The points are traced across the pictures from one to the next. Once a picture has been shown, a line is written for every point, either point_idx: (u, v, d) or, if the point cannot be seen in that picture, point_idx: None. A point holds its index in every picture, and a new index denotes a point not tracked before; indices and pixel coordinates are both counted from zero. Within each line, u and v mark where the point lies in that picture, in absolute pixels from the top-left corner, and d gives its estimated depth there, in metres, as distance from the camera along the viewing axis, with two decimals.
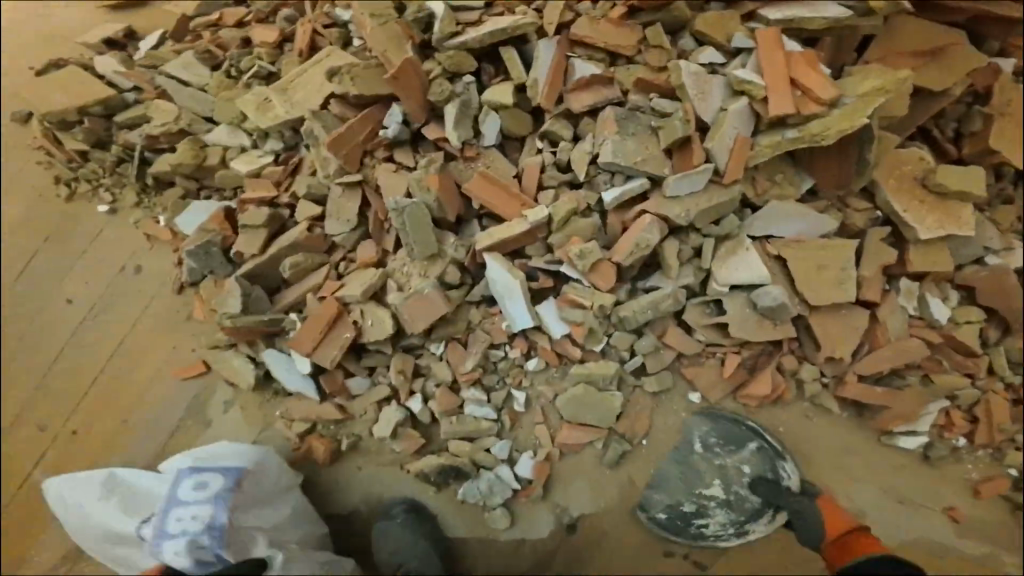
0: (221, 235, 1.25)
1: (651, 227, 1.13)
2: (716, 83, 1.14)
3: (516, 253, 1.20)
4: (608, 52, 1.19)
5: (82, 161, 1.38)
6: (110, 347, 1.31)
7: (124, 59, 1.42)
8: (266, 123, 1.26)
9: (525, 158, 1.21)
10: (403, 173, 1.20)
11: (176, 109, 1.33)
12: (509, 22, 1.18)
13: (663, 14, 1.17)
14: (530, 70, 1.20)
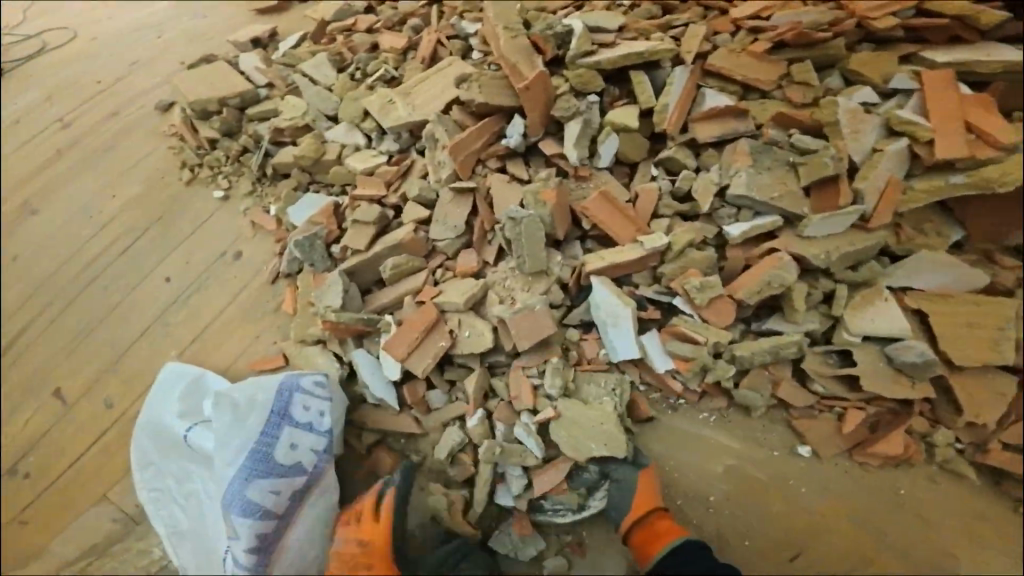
0: (326, 229, 1.25)
1: (782, 265, 1.02)
2: (870, 124, 1.06)
3: (623, 278, 1.11)
4: (745, 84, 1.14)
5: (206, 146, 1.46)
6: (193, 328, 1.26)
7: (264, 59, 1.54)
8: (386, 124, 1.29)
9: (641, 181, 1.15)
10: (515, 185, 1.17)
11: (305, 105, 1.40)
12: (644, 47, 1.14)
13: (815, 51, 1.12)
14: (659, 96, 1.15)
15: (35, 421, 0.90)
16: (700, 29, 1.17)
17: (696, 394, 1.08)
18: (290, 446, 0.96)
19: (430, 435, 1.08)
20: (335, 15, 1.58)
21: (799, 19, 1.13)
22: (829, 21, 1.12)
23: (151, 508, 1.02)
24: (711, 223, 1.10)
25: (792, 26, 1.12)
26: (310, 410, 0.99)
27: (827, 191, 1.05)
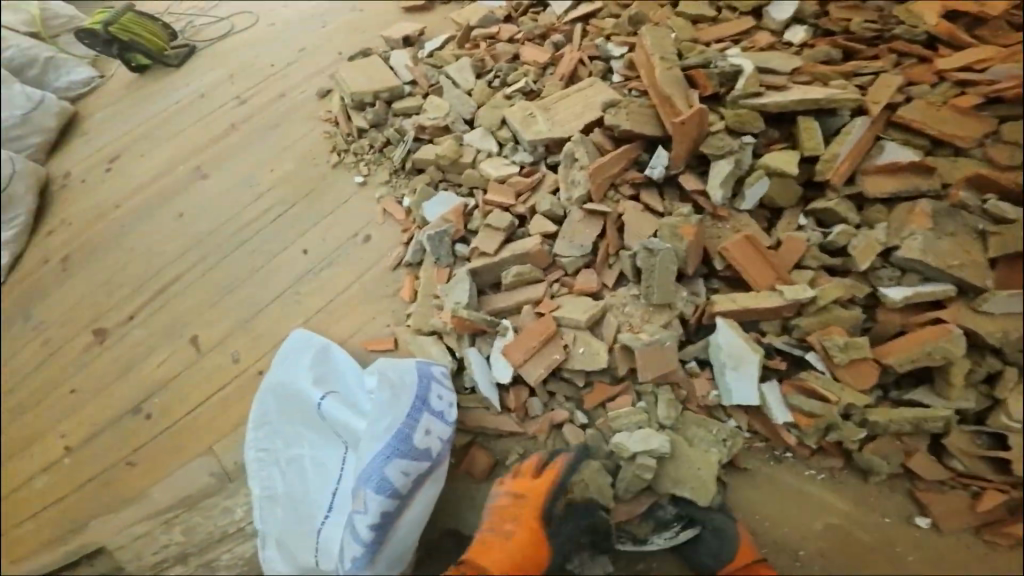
0: (456, 227, 1.34)
1: (940, 339, 0.97)
2: None
3: (751, 325, 1.09)
4: (933, 139, 1.07)
5: (354, 135, 1.60)
6: (318, 301, 1.37)
7: (412, 58, 1.65)
8: (525, 137, 1.35)
9: (784, 227, 1.11)
10: (652, 213, 1.19)
11: (448, 108, 1.50)
12: (820, 93, 1.12)
13: None
14: (826, 143, 1.11)
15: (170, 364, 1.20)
16: (883, 77, 1.13)
17: (816, 453, 1.03)
18: (415, 439, 1.03)
19: (532, 441, 1.12)
20: (479, 22, 1.64)
21: (1001, 80, 1.05)
22: None
23: (253, 466, 1.09)
24: (860, 282, 1.05)
25: (1006, 84, 1.04)
26: (442, 399, 1.10)
27: (1002, 267, 0.98)
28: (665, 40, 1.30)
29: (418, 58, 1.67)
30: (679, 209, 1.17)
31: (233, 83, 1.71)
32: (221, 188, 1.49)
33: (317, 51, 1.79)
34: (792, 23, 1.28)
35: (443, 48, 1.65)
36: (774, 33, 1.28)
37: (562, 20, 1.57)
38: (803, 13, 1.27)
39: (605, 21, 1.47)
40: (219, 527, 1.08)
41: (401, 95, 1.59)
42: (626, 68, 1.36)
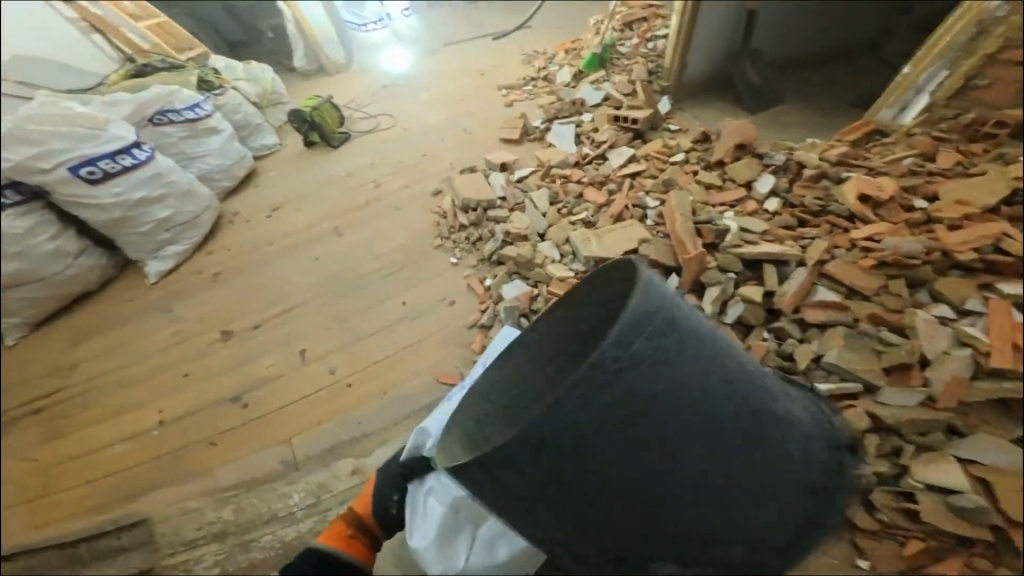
0: (363, 304, 1.87)
1: None
2: (765, 282, 1.32)
3: None
4: (701, 261, 1.37)
5: (360, 211, 2.28)
6: (265, 377, 1.72)
7: (254, 145, 2.72)
8: (440, 257, 1.95)
9: None
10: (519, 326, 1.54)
11: (410, 238, 2.07)
12: (589, 250, 1.59)
13: (785, 250, 1.34)
14: (619, 259, 1.51)
15: (275, 367, 1.75)
16: (674, 219, 1.51)
17: None
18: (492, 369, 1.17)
19: None
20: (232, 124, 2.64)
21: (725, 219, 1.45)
22: (769, 231, 1.41)
23: None
24: (559, 256, 1.68)
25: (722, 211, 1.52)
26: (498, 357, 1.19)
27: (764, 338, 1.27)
28: (526, 217, 1.86)
29: (239, 148, 2.52)
30: (471, 226, 1.98)
31: (350, 197, 2.38)
32: (329, 266, 2.05)
33: (349, 177, 2.51)
34: (645, 200, 1.70)
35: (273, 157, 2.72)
36: (624, 203, 1.74)
37: (495, 196, 2.04)
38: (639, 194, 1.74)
39: (511, 196, 2.00)
40: None
41: (267, 177, 2.59)
42: (485, 205, 2.00)
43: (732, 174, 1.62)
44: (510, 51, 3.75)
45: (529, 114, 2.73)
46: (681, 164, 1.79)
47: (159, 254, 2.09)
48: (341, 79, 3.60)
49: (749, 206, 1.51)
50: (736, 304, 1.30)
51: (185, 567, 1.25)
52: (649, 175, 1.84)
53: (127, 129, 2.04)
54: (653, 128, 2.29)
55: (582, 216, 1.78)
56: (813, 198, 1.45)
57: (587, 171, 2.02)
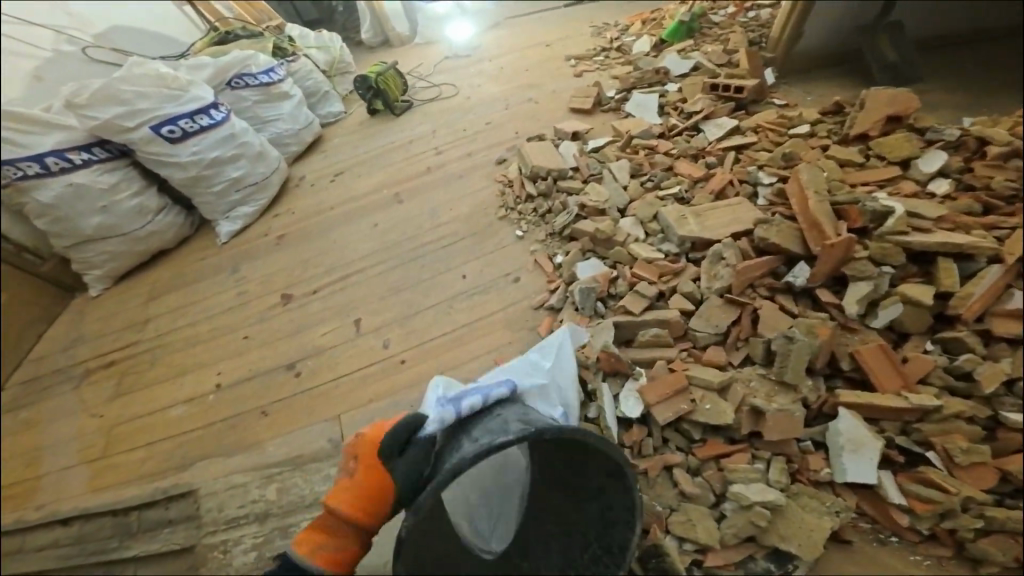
0: (420, 278, 1.74)
1: (861, 469, 0.93)
2: (930, 282, 1.04)
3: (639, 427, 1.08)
4: (846, 252, 1.09)
5: (419, 180, 2.16)
6: (316, 346, 1.66)
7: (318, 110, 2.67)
8: (503, 230, 1.78)
9: (742, 327, 1.13)
10: (598, 312, 1.31)
11: (471, 210, 1.91)
12: (687, 227, 1.33)
13: (962, 241, 1.03)
14: (729, 241, 1.25)
15: (327, 336, 1.67)
16: (804, 198, 1.22)
17: (692, 518, 0.95)
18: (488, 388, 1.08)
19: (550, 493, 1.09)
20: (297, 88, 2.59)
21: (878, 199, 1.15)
22: (937, 218, 1.10)
23: (254, 415, 1.53)
24: (644, 235, 1.44)
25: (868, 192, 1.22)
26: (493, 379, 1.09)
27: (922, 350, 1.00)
28: (605, 189, 1.63)
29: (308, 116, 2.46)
30: (540, 197, 1.78)
31: (409, 166, 2.26)
32: (385, 236, 1.94)
33: (409, 146, 2.40)
34: (757, 174, 1.41)
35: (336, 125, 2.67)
36: (729, 177, 1.46)
37: (568, 167, 1.82)
38: (750, 168, 1.46)
39: (587, 166, 1.78)
40: (252, 432, 1.49)
41: (328, 143, 2.54)
42: (557, 175, 1.79)
43: (880, 149, 1.30)
44: (579, 22, 3.38)
45: (605, 80, 2.45)
46: (805, 138, 1.48)
47: (230, 215, 2.12)
48: (406, 52, 3.52)
49: (907, 187, 1.20)
50: (889, 305, 1.03)
51: (226, 545, 1.28)
52: (760, 147, 1.54)
53: (208, 91, 1.95)
54: (756, 101, 1.85)
55: (675, 189, 1.52)
56: (1002, 180, 1.12)
57: (678, 142, 1.71)
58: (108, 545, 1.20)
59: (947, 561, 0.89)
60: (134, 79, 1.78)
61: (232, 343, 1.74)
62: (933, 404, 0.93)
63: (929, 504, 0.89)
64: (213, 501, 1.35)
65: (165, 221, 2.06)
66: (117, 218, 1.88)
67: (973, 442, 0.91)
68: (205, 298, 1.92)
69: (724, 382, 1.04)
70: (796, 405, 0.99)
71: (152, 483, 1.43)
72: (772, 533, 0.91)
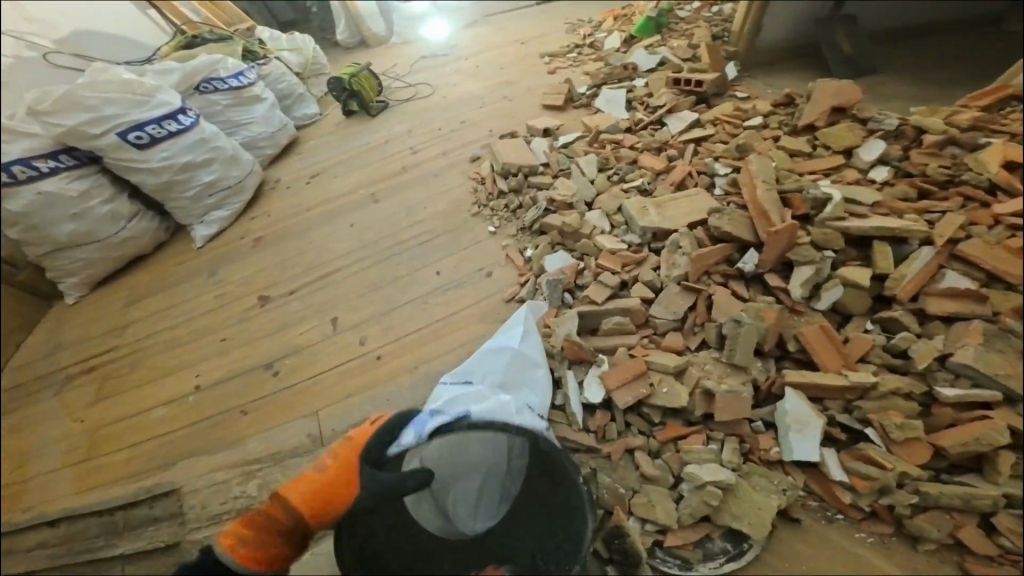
0: (395, 275, 1.76)
1: (807, 447, 0.98)
2: (871, 265, 1.09)
3: (600, 413, 1.12)
4: (793, 239, 1.14)
5: (394, 179, 2.18)
6: (293, 346, 1.67)
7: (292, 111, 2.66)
8: (477, 226, 1.81)
9: (698, 313, 1.17)
10: (564, 304, 1.34)
11: (446, 207, 1.94)
12: (648, 219, 1.37)
13: (900, 226, 1.08)
14: (687, 231, 1.29)
15: (304, 335, 1.69)
16: (754, 186, 1.26)
17: (652, 499, 0.99)
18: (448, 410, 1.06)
19: None
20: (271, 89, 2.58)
21: (822, 186, 1.20)
22: (875, 204, 1.15)
23: (232, 416, 1.54)
24: (609, 227, 1.48)
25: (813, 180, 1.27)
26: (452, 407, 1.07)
27: (864, 332, 1.05)
28: (573, 183, 1.67)
29: (282, 118, 2.46)
30: (511, 193, 1.82)
31: (384, 165, 2.28)
32: (361, 235, 1.96)
33: (384, 146, 2.41)
34: (713, 164, 1.46)
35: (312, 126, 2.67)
36: (688, 169, 1.50)
37: (538, 162, 1.85)
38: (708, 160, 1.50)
39: (557, 162, 1.81)
40: (230, 433, 1.50)
41: (304, 144, 2.54)
42: (528, 172, 1.82)
43: (826, 138, 1.35)
44: (554, 19, 3.41)
45: (577, 77, 2.49)
46: (758, 129, 1.53)
47: (205, 218, 2.11)
48: (383, 52, 3.52)
49: (849, 175, 1.25)
50: (832, 289, 1.08)
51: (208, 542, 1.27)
52: (717, 139, 1.58)
53: (175, 97, 1.95)
54: (719, 95, 1.90)
55: (638, 181, 1.55)
56: (936, 167, 1.17)
57: (643, 136, 1.75)
58: (93, 544, 1.28)
59: (887, 538, 0.94)
60: (97, 85, 1.76)
61: (211, 345, 1.75)
62: (871, 381, 0.98)
63: (869, 480, 0.94)
64: (196, 498, 1.36)
65: (139, 226, 2.04)
66: (88, 225, 1.87)
67: (908, 418, 0.96)
68: (184, 301, 1.92)
69: (679, 366, 1.09)
70: (746, 386, 1.03)
71: (138, 483, 1.43)
72: (726, 511, 0.96)
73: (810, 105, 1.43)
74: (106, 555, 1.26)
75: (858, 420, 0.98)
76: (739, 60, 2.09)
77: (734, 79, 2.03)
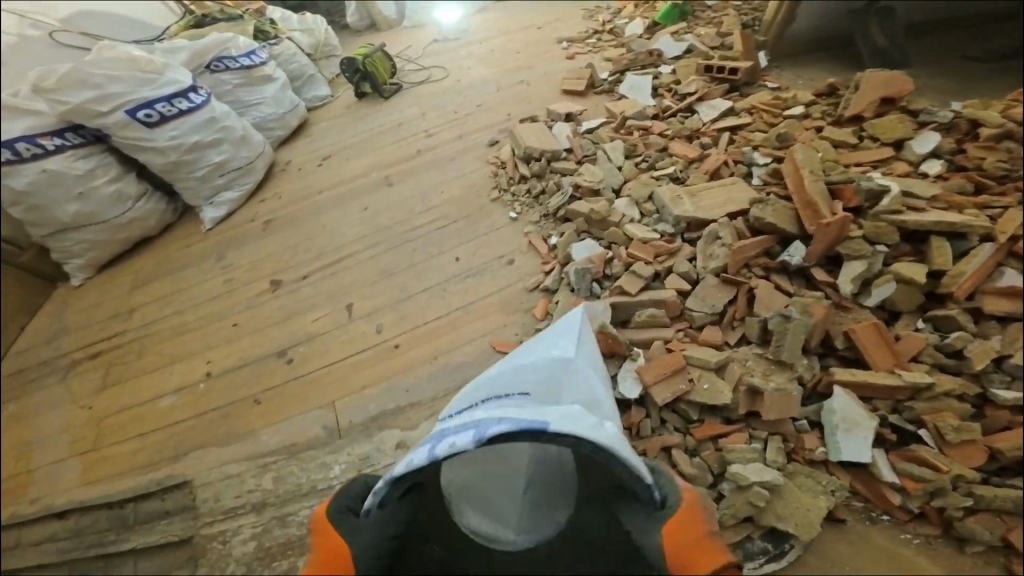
0: (412, 261, 1.71)
1: (855, 446, 0.94)
2: (923, 260, 1.04)
3: (636, 408, 1.08)
4: (843, 231, 1.09)
5: (409, 163, 2.11)
6: (306, 333, 1.62)
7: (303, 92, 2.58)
8: (497, 213, 1.75)
9: (738, 307, 1.12)
10: (594, 294, 1.30)
11: (463, 192, 1.87)
12: (683, 207, 1.31)
13: (956, 220, 1.03)
14: (726, 221, 1.24)
15: (319, 322, 1.64)
16: (800, 176, 1.21)
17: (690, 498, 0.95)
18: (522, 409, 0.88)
19: None
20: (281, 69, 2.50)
21: (874, 178, 1.15)
22: (930, 197, 1.10)
23: (244, 404, 1.49)
24: (639, 216, 1.42)
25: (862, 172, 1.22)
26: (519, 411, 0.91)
27: (915, 329, 1.01)
28: (600, 169, 1.61)
29: (293, 99, 2.38)
30: (533, 179, 1.76)
31: (398, 149, 2.21)
32: (375, 220, 1.90)
33: (398, 129, 2.34)
34: (752, 153, 1.40)
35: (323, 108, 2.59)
36: (723, 158, 1.45)
37: (561, 148, 1.79)
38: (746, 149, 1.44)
39: (582, 147, 1.75)
40: (243, 422, 1.46)
41: (315, 126, 2.46)
42: (551, 157, 1.76)
43: (874, 129, 1.30)
44: (570, 4, 3.32)
45: (597, 62, 2.41)
46: (799, 119, 1.47)
47: (214, 200, 2.05)
48: (394, 35, 3.43)
49: (900, 168, 1.20)
50: (882, 283, 1.04)
51: (225, 535, 1.27)
52: (755, 127, 1.52)
53: (186, 75, 1.88)
54: (750, 83, 1.84)
55: (670, 169, 1.50)
56: (993, 162, 1.12)
57: (673, 124, 1.69)
58: (105, 538, 1.30)
59: (934, 540, 0.90)
60: (104, 63, 1.70)
61: (221, 330, 1.70)
62: (925, 381, 0.94)
63: (920, 482, 0.90)
64: (210, 491, 1.33)
65: (146, 207, 1.96)
66: (94, 205, 1.81)
67: (963, 420, 0.92)
68: (192, 285, 1.86)
69: (720, 361, 1.05)
70: (792, 383, 0.99)
71: (148, 472, 1.40)
72: (768, 511, 0.92)
73: (856, 95, 1.37)
74: (116, 549, 1.28)
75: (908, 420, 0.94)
76: (769, 50, 2.03)
77: (764, 67, 1.96)
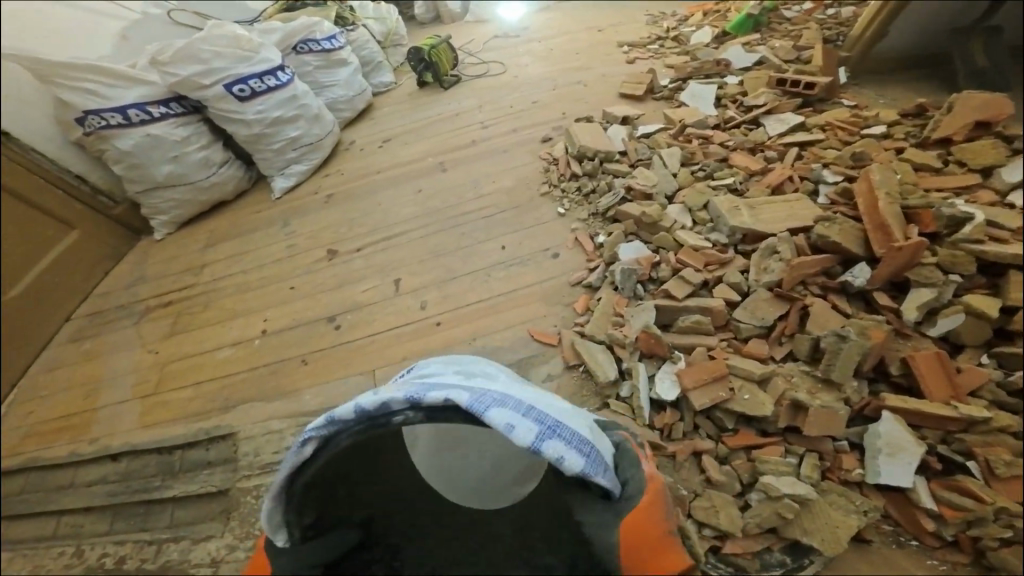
0: (456, 246, 1.77)
1: (896, 472, 0.92)
2: (997, 294, 1.00)
3: (678, 409, 1.09)
4: (915, 257, 1.07)
5: (462, 151, 2.18)
6: (356, 303, 1.72)
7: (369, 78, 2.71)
8: (546, 207, 1.79)
9: (790, 322, 1.12)
10: (640, 296, 1.32)
11: (513, 185, 1.92)
12: (741, 218, 1.31)
13: None
14: (789, 237, 1.23)
15: (368, 293, 1.74)
16: (875, 197, 1.18)
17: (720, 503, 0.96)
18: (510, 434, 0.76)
19: None
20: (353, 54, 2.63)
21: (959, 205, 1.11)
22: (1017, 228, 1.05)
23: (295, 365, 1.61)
24: (691, 224, 1.43)
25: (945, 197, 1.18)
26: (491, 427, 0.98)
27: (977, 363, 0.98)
28: (655, 174, 1.62)
29: (362, 84, 2.51)
30: (585, 176, 1.79)
31: (456, 138, 2.28)
32: (426, 203, 1.98)
33: (456, 119, 2.41)
34: (823, 171, 1.38)
35: (387, 95, 2.71)
36: (789, 172, 1.43)
37: (616, 149, 1.81)
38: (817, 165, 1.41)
39: (638, 151, 1.76)
40: (289, 381, 1.56)
41: (377, 111, 2.59)
42: (606, 158, 1.78)
43: (962, 153, 1.24)
44: (635, 8, 3.30)
45: (659, 67, 2.40)
46: (878, 139, 1.43)
47: (285, 171, 2.19)
48: (458, 28, 3.53)
49: (986, 197, 1.16)
50: (950, 314, 1.01)
51: (259, 491, 1.36)
52: (829, 143, 1.49)
53: (277, 54, 2.02)
54: (825, 99, 1.78)
55: (729, 179, 1.49)
56: None
57: (735, 135, 1.67)
58: (151, 484, 1.43)
59: (962, 568, 0.88)
60: (213, 40, 1.88)
61: (278, 292, 1.83)
62: (982, 415, 0.91)
63: (960, 511, 0.88)
64: (250, 446, 1.44)
65: (227, 174, 2.11)
66: (184, 168, 1.98)
67: (1017, 457, 0.89)
68: (255, 249, 2.01)
69: (764, 373, 1.05)
70: (842, 404, 0.99)
71: (197, 422, 1.52)
72: (795, 526, 0.91)
73: (946, 115, 1.32)
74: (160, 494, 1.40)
75: (957, 451, 0.92)
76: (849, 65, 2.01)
77: (841, 85, 1.90)
